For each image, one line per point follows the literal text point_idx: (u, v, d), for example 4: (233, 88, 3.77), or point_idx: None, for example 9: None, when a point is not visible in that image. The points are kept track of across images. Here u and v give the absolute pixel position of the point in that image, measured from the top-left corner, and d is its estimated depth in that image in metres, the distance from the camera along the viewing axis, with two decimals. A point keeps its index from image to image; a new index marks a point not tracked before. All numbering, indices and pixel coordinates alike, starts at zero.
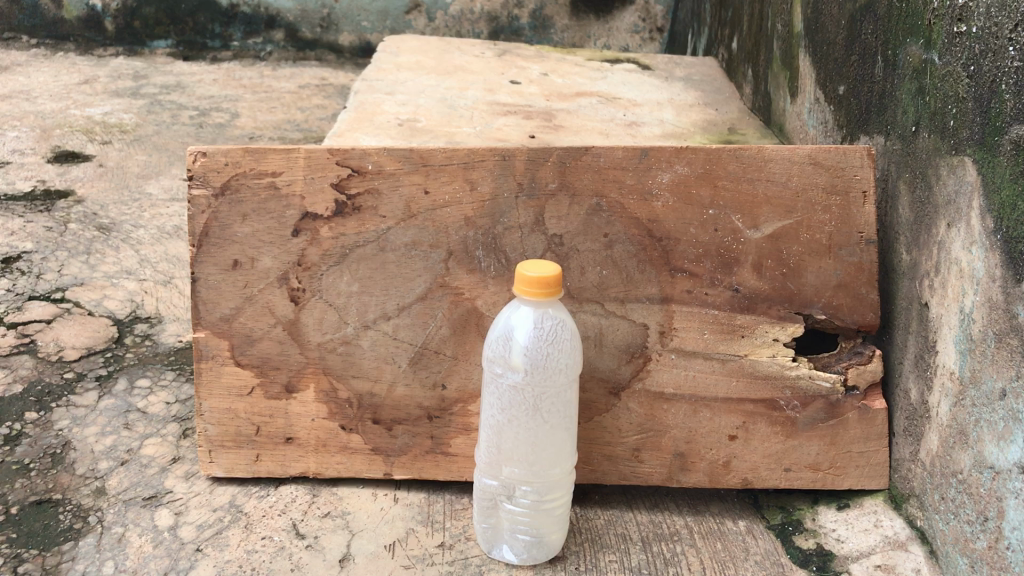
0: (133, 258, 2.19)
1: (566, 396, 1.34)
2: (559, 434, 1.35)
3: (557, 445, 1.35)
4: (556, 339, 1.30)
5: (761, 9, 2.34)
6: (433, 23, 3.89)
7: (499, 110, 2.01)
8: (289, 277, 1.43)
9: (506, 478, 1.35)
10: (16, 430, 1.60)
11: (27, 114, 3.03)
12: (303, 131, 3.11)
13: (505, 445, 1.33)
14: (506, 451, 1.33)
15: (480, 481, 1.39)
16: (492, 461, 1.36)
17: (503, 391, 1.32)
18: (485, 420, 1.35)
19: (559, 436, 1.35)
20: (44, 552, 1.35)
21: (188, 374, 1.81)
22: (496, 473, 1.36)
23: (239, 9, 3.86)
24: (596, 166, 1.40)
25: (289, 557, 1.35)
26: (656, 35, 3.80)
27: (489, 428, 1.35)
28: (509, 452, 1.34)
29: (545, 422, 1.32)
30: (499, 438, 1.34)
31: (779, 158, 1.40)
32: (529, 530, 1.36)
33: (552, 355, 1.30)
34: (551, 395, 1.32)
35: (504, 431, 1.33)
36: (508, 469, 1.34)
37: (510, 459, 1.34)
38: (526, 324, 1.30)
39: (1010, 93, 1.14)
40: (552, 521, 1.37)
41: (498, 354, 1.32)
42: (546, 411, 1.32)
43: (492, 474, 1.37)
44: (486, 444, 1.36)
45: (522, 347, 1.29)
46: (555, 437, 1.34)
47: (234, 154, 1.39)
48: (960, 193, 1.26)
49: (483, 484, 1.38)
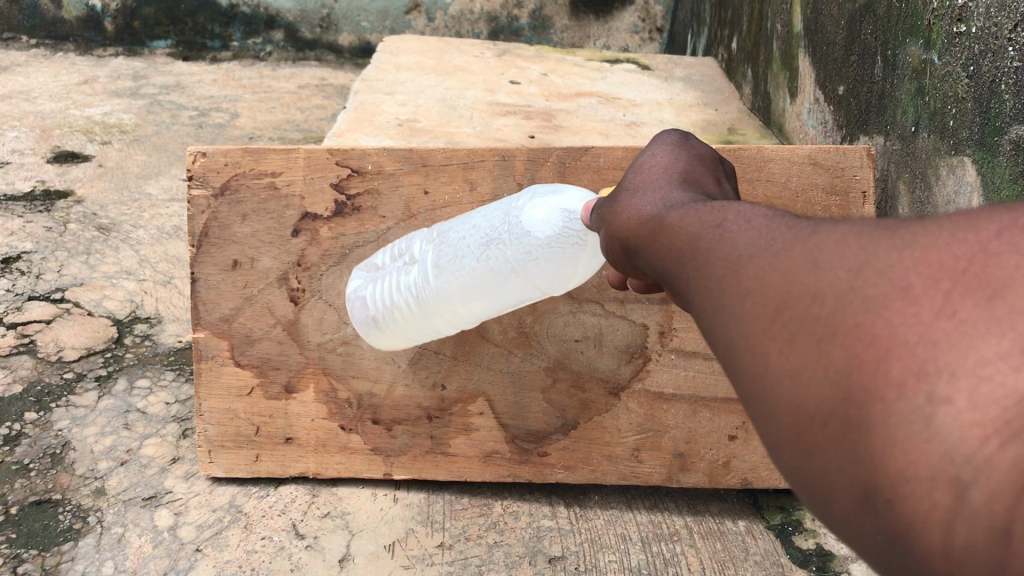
0: (134, 258, 2.19)
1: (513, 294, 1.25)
2: (478, 302, 1.30)
3: (466, 305, 1.31)
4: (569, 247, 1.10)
5: (761, 9, 2.34)
6: (434, 23, 3.89)
7: (499, 110, 2.02)
8: (289, 277, 1.43)
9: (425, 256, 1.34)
10: (16, 430, 1.61)
11: (26, 114, 3.04)
12: (303, 131, 3.11)
13: (451, 245, 1.29)
14: (446, 252, 1.29)
15: (426, 233, 1.39)
16: (440, 241, 1.34)
17: (499, 219, 1.24)
18: (472, 224, 1.30)
19: (475, 305, 1.31)
20: (44, 552, 1.35)
21: (188, 373, 1.80)
22: (430, 245, 1.35)
23: (239, 9, 3.85)
24: (596, 166, 1.41)
25: (289, 557, 1.35)
26: (656, 36, 3.81)
27: (468, 227, 1.30)
28: (444, 252, 1.30)
29: (470, 286, 1.26)
30: (457, 238, 1.30)
31: (778, 158, 1.40)
32: (382, 301, 1.38)
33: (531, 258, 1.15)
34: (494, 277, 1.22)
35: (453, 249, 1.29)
36: (431, 256, 1.32)
37: (441, 254, 1.30)
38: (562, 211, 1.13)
39: (1010, 93, 1.13)
40: (394, 317, 1.38)
41: (535, 198, 1.22)
42: (475, 278, 1.24)
43: (431, 242, 1.36)
44: (450, 233, 1.34)
45: (535, 220, 1.13)
46: (468, 300, 1.29)
47: (234, 155, 1.41)
48: (960, 193, 1.26)
49: (423, 238, 1.38)
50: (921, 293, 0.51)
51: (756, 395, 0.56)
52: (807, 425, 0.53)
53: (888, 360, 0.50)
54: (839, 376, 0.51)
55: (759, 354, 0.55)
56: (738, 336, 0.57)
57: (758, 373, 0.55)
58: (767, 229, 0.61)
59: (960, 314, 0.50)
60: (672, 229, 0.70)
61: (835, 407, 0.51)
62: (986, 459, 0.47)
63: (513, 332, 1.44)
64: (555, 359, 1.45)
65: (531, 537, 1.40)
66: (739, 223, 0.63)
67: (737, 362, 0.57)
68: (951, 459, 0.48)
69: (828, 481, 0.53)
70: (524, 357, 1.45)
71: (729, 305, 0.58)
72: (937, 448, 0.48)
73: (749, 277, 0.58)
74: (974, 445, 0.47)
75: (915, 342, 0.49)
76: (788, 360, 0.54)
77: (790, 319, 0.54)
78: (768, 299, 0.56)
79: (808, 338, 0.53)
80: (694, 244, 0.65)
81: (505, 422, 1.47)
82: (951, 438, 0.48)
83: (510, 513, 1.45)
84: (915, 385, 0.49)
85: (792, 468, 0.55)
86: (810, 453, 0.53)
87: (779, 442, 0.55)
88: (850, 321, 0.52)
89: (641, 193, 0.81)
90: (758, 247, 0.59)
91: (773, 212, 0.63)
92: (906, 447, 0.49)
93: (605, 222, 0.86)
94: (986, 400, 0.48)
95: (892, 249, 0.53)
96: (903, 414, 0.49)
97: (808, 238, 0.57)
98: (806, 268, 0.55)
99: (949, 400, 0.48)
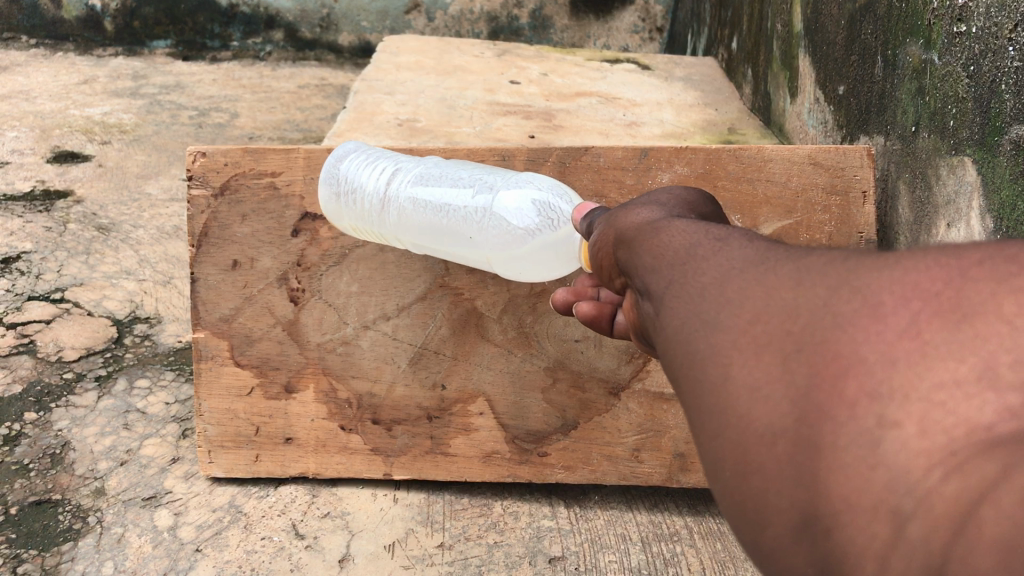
0: (133, 258, 2.19)
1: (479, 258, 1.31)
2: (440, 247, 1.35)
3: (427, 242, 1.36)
4: (554, 230, 1.18)
5: (761, 9, 2.34)
6: (434, 23, 3.89)
7: (500, 110, 2.01)
8: (289, 277, 1.43)
9: (416, 171, 1.37)
10: (15, 430, 1.61)
11: (26, 114, 3.04)
12: (303, 131, 3.11)
13: (445, 179, 1.34)
14: (438, 181, 1.33)
15: (432, 156, 1.41)
16: (437, 168, 1.37)
17: (497, 189, 1.29)
18: (474, 175, 1.34)
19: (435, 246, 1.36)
20: (43, 552, 1.35)
21: (188, 373, 1.80)
22: (427, 166, 1.38)
23: (239, 9, 3.85)
24: (596, 166, 1.40)
25: (289, 557, 1.35)
26: (656, 36, 3.82)
27: (468, 175, 1.34)
28: (437, 181, 1.34)
29: (446, 222, 1.31)
30: (454, 176, 1.34)
31: (778, 158, 1.40)
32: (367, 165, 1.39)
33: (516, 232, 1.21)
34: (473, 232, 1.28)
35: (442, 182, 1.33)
36: (421, 175, 1.35)
37: (432, 180, 1.34)
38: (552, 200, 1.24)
39: (1010, 93, 1.12)
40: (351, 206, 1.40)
41: (539, 189, 1.27)
42: (455, 223, 1.29)
43: (428, 162, 1.39)
44: (450, 166, 1.37)
45: (516, 209, 1.22)
46: (433, 238, 1.34)
47: (234, 155, 1.41)
48: (960, 193, 1.25)
49: (425, 156, 1.41)
50: (889, 312, 0.52)
51: (709, 406, 0.57)
52: (754, 442, 0.54)
53: (846, 379, 0.51)
54: (798, 394, 0.53)
55: (721, 365, 0.57)
56: (705, 346, 0.59)
57: (715, 384, 0.57)
58: (754, 252, 0.63)
59: (923, 336, 0.51)
60: (664, 242, 0.72)
61: (789, 425, 0.53)
62: (926, 491, 0.48)
63: (512, 332, 1.44)
64: (555, 359, 1.45)
65: (531, 537, 1.40)
66: (732, 246, 0.65)
67: (698, 372, 0.58)
68: (893, 487, 0.49)
69: (765, 503, 0.54)
70: (524, 357, 1.45)
71: (705, 315, 0.60)
72: (882, 474, 0.49)
73: (732, 292, 0.60)
74: (918, 476, 0.48)
75: (874, 361, 0.51)
76: (749, 373, 0.55)
77: (762, 332, 0.56)
78: (743, 312, 0.58)
79: (775, 353, 0.55)
80: (684, 257, 0.68)
81: (505, 422, 1.47)
82: (896, 464, 0.49)
83: (510, 513, 1.45)
84: (867, 405, 0.50)
85: (730, 488, 0.56)
86: (751, 472, 0.54)
87: (722, 459, 0.56)
88: (817, 339, 0.53)
89: (648, 206, 0.84)
90: (746, 265, 0.62)
91: (765, 241, 0.65)
92: (851, 472, 0.50)
93: (604, 228, 0.89)
94: (936, 429, 0.49)
95: (872, 271, 0.55)
96: (852, 436, 0.50)
97: (792, 263, 0.59)
98: (788, 286, 0.57)
99: (899, 424, 0.49)
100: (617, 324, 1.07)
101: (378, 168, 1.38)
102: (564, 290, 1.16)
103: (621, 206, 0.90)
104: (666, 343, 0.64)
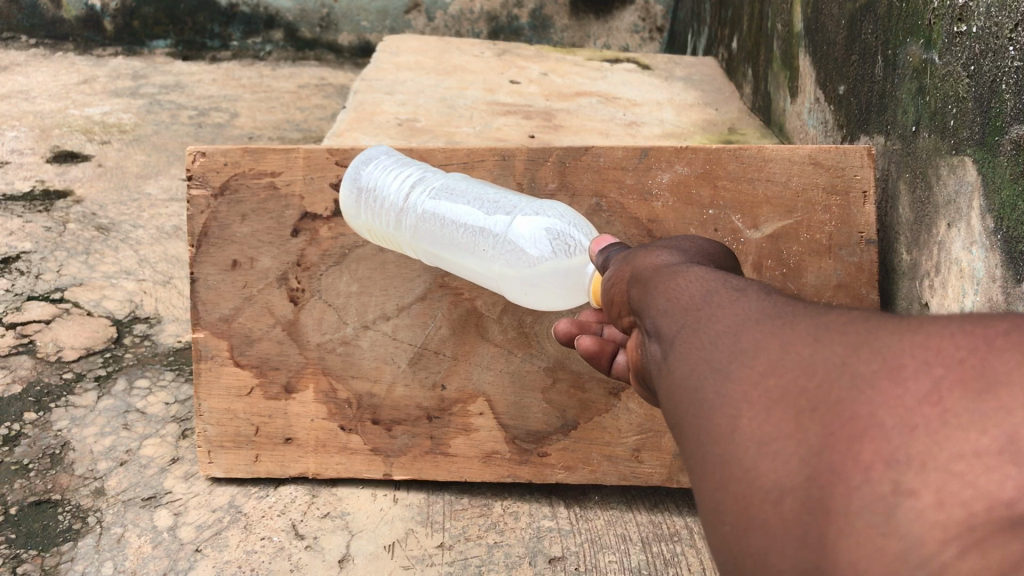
0: (133, 258, 2.19)
1: (488, 277, 1.30)
2: (450, 260, 1.34)
3: (439, 255, 1.36)
4: (570, 256, 1.16)
5: (761, 10, 2.34)
6: (433, 22, 3.89)
7: (500, 110, 2.01)
8: (289, 277, 1.43)
9: (438, 184, 1.37)
10: (15, 430, 1.60)
11: (26, 114, 3.03)
12: (303, 131, 3.11)
13: (466, 197, 1.34)
14: (458, 198, 1.34)
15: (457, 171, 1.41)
16: (460, 185, 1.37)
17: (514, 213, 1.28)
18: (495, 198, 1.33)
19: (445, 259, 1.35)
20: (43, 552, 1.35)
21: (188, 373, 1.80)
22: (450, 181, 1.38)
23: (239, 8, 3.85)
24: (597, 166, 1.40)
25: (289, 557, 1.35)
26: (656, 35, 3.82)
27: (489, 198, 1.34)
28: (457, 197, 1.34)
29: (457, 236, 1.31)
30: (474, 196, 1.34)
31: (778, 157, 1.40)
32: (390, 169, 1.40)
33: (528, 254, 1.19)
34: (486, 247, 1.27)
35: (464, 197, 1.34)
36: (441, 190, 1.36)
37: (452, 196, 1.34)
38: (569, 228, 1.23)
39: (1010, 92, 1.12)
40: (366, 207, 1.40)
41: (558, 219, 1.26)
42: (466, 240, 1.29)
43: (452, 177, 1.39)
44: (474, 185, 1.37)
45: (530, 238, 1.21)
46: (444, 250, 1.34)
47: (234, 154, 1.41)
48: (960, 193, 1.25)
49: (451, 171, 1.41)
50: (910, 377, 0.54)
51: (716, 458, 0.59)
52: (759, 497, 0.55)
53: (863, 442, 0.53)
54: (809, 452, 0.54)
55: (731, 416, 0.59)
56: (716, 397, 0.61)
57: (724, 436, 0.59)
58: (770, 307, 0.65)
59: (944, 404, 0.52)
60: (681, 289, 0.75)
61: (798, 482, 0.54)
62: (942, 564, 0.50)
63: (512, 332, 1.44)
64: (555, 359, 1.45)
65: (531, 537, 1.40)
66: (748, 299, 0.68)
67: (709, 423, 0.60)
68: (907, 558, 0.50)
69: (766, 562, 0.55)
70: (524, 357, 1.45)
71: (719, 365, 0.62)
72: (895, 544, 0.50)
73: (747, 344, 0.62)
74: (934, 548, 0.50)
75: (892, 426, 0.52)
76: (760, 428, 0.57)
77: (774, 386, 0.58)
78: (756, 366, 0.60)
79: (787, 408, 0.57)
80: (699, 306, 0.70)
81: (505, 422, 1.47)
82: (911, 534, 0.50)
83: (510, 513, 1.45)
84: (883, 471, 0.51)
85: (731, 543, 0.57)
86: (753, 529, 0.55)
87: (724, 513, 0.57)
88: (832, 398, 0.55)
89: (667, 251, 0.87)
90: (761, 320, 0.64)
91: (781, 298, 0.67)
92: (863, 538, 0.51)
93: (620, 267, 0.91)
94: (952, 500, 0.50)
95: (893, 335, 0.57)
96: (867, 501, 0.51)
97: (808, 320, 0.61)
98: (804, 342, 0.59)
99: (915, 493, 0.51)
100: (616, 365, 1.07)
101: (403, 174, 1.38)
102: (567, 321, 1.14)
103: (639, 248, 0.92)
104: (676, 390, 0.66)
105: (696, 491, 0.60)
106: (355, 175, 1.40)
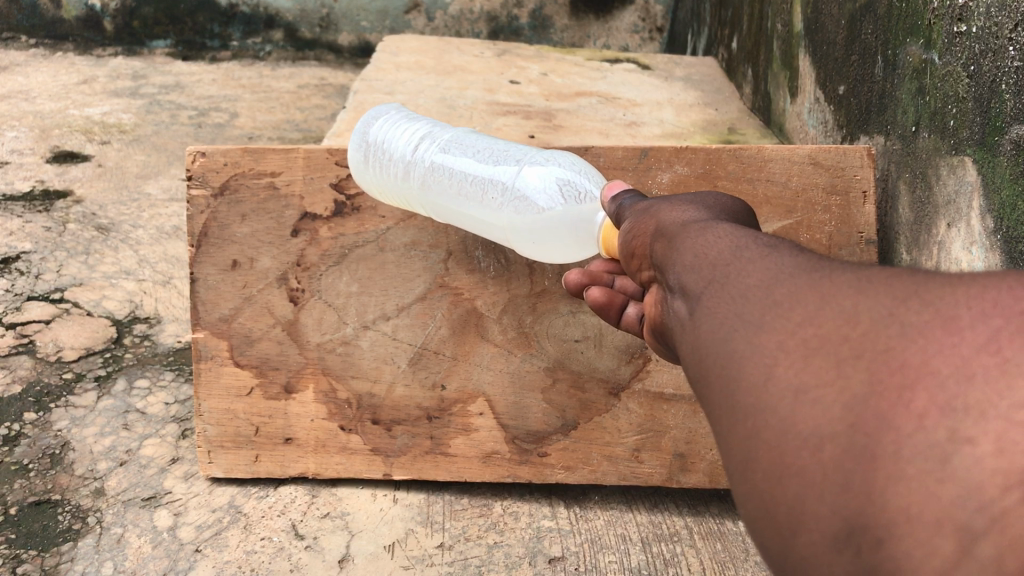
0: (133, 258, 2.19)
1: (495, 228, 1.32)
2: (458, 214, 1.36)
3: (446, 208, 1.37)
4: (580, 204, 1.20)
5: (761, 10, 2.34)
6: (433, 23, 3.88)
7: (500, 110, 2.01)
8: (289, 277, 1.43)
9: (442, 146, 1.42)
10: (15, 431, 1.60)
11: (26, 114, 3.03)
12: (303, 131, 3.11)
13: (472, 154, 1.38)
14: (464, 156, 1.38)
15: (462, 136, 1.47)
16: (465, 145, 1.42)
17: (520, 164, 1.32)
18: (501, 153, 1.37)
19: (454, 213, 1.36)
20: (43, 552, 1.35)
21: (188, 374, 1.80)
22: (456, 143, 1.43)
23: (239, 8, 3.85)
24: (596, 166, 1.40)
25: (289, 558, 1.34)
26: (656, 35, 3.82)
27: (494, 152, 1.38)
28: (462, 155, 1.38)
29: (464, 188, 1.34)
30: (480, 153, 1.38)
31: (778, 158, 1.40)
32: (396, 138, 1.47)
33: (539, 202, 1.22)
34: (494, 196, 1.29)
35: (471, 152, 1.39)
36: (448, 151, 1.41)
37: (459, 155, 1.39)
38: (579, 177, 1.26)
39: (1010, 93, 1.12)
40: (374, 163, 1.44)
41: (566, 168, 1.29)
42: (473, 192, 1.32)
43: (455, 141, 1.44)
44: (480, 144, 1.42)
45: (536, 185, 1.24)
46: (453, 202, 1.35)
47: (234, 154, 1.41)
48: (960, 193, 1.25)
49: (456, 136, 1.47)
50: (967, 327, 0.54)
51: (749, 405, 0.60)
52: (796, 445, 0.56)
53: (915, 390, 0.53)
54: (853, 400, 0.55)
55: (766, 367, 0.60)
56: (750, 346, 0.62)
57: (759, 385, 0.60)
58: (804, 262, 0.66)
59: (1003, 353, 0.52)
60: (710, 245, 0.75)
61: (840, 430, 0.55)
62: (1003, 510, 0.49)
63: (512, 332, 1.44)
64: (555, 359, 1.45)
65: (531, 537, 1.40)
66: (784, 255, 0.68)
67: (742, 374, 0.61)
68: (963, 504, 0.50)
69: (802, 509, 0.56)
70: (524, 357, 1.45)
71: (752, 316, 0.63)
72: (949, 490, 0.51)
73: (784, 295, 0.63)
74: (993, 493, 0.50)
75: (947, 374, 0.53)
76: (800, 377, 0.58)
77: (813, 336, 0.59)
78: (793, 317, 0.61)
79: (827, 357, 0.57)
80: (729, 261, 0.71)
81: (505, 422, 1.47)
82: (967, 480, 0.51)
83: (510, 513, 1.45)
84: (937, 419, 0.52)
85: (762, 491, 0.58)
86: (788, 476, 0.57)
87: (756, 460, 0.59)
88: (880, 347, 0.56)
89: (692, 207, 0.87)
90: (799, 273, 0.65)
91: (814, 254, 0.68)
92: (914, 485, 0.52)
93: (640, 221, 0.91)
94: (1014, 448, 0.50)
95: (946, 288, 0.57)
96: (919, 448, 0.52)
97: (847, 273, 0.62)
98: (847, 293, 0.60)
99: (973, 441, 0.51)
100: (626, 316, 1.09)
101: (410, 142, 1.46)
102: (579, 271, 1.15)
103: (660, 201, 0.92)
104: (705, 343, 0.66)
105: (726, 439, 0.62)
106: (363, 132, 1.44)
